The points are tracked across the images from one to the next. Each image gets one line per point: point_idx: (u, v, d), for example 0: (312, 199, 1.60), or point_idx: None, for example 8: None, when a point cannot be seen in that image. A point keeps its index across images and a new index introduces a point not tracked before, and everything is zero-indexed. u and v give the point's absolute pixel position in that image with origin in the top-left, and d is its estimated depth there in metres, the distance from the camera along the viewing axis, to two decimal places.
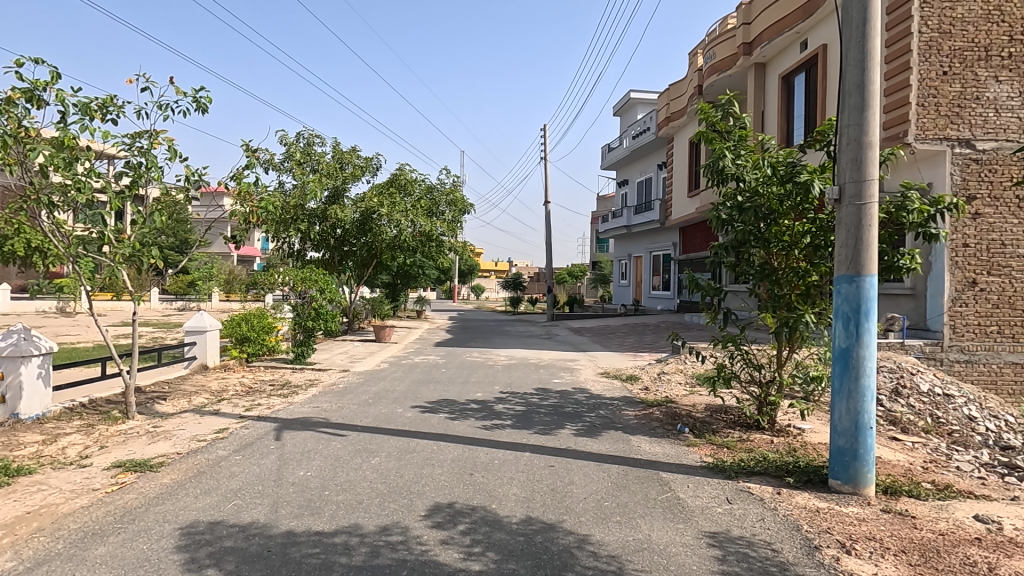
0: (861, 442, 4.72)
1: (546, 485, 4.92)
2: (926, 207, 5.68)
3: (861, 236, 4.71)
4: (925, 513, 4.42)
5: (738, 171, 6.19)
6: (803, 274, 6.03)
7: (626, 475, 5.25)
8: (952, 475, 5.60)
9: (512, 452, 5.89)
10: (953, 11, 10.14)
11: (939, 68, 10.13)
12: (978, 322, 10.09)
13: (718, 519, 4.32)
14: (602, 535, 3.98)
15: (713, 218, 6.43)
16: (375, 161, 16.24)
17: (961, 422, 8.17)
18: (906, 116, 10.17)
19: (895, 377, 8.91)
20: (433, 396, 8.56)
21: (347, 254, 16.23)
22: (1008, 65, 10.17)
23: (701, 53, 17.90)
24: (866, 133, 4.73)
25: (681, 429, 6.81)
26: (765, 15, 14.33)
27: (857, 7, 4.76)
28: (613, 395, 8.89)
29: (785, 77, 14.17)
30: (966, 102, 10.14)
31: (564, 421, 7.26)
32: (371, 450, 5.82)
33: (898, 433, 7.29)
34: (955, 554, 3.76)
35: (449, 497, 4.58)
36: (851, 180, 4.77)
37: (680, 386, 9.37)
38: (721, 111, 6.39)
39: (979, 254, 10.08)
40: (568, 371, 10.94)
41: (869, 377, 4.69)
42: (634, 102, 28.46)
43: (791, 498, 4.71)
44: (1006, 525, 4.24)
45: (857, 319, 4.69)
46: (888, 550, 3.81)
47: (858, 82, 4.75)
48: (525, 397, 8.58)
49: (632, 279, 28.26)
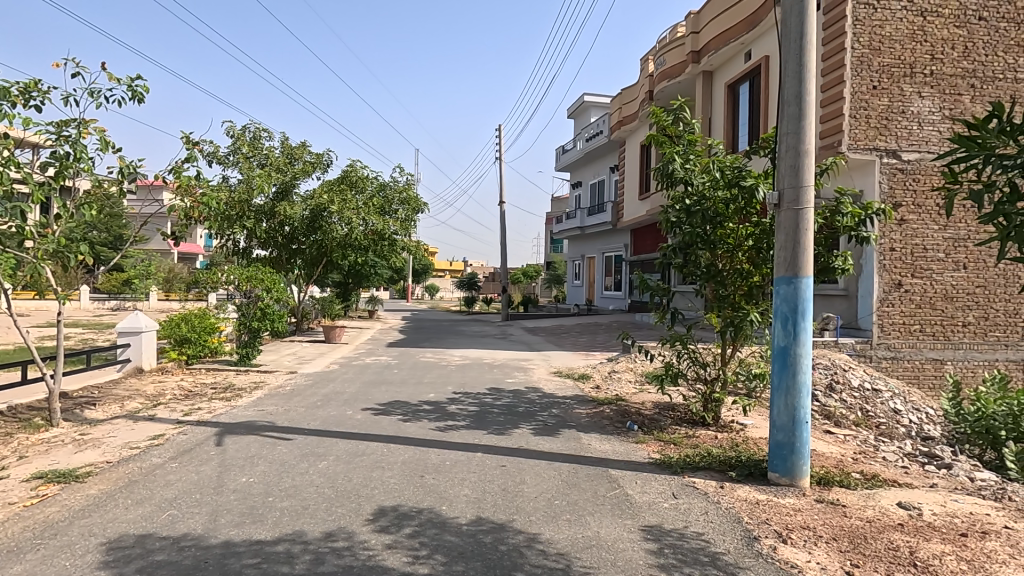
0: (798, 436, 4.94)
1: (497, 486, 4.92)
2: (858, 212, 6.02)
3: (799, 239, 4.94)
4: (854, 502, 4.69)
5: (686, 175, 6.40)
6: (746, 275, 6.31)
7: (577, 473, 5.32)
8: (879, 465, 5.97)
9: (463, 452, 5.86)
10: (882, 29, 10.78)
11: (869, 82, 10.77)
12: (903, 321, 10.77)
13: (665, 514, 4.44)
14: (552, 534, 4.02)
15: (662, 220, 6.60)
16: (327, 157, 15.86)
17: (887, 415, 8.71)
18: (840, 127, 10.74)
19: (830, 373, 9.40)
20: (385, 397, 8.41)
21: (296, 252, 15.58)
22: (930, 82, 10.87)
23: (652, 58, 18.34)
24: (803, 141, 4.96)
25: (631, 426, 6.98)
26: (712, 24, 14.78)
27: (795, 21, 4.99)
28: (565, 394, 8.97)
29: (731, 85, 14.70)
30: (892, 116, 10.82)
31: (518, 420, 7.27)
32: (319, 454, 5.67)
33: (831, 427, 7.70)
34: (880, 539, 4.01)
35: (398, 500, 4.51)
36: (790, 186, 5.00)
37: (630, 384, 9.57)
38: (672, 116, 6.56)
39: (904, 257, 10.76)
40: (522, 371, 10.97)
41: (805, 373, 4.93)
42: (587, 105, 28.97)
43: (733, 491, 4.90)
44: (925, 510, 4.55)
45: (795, 318, 4.91)
46: (821, 538, 4.03)
47: (796, 92, 4.98)
48: (479, 397, 8.55)
49: (585, 279, 28.68)
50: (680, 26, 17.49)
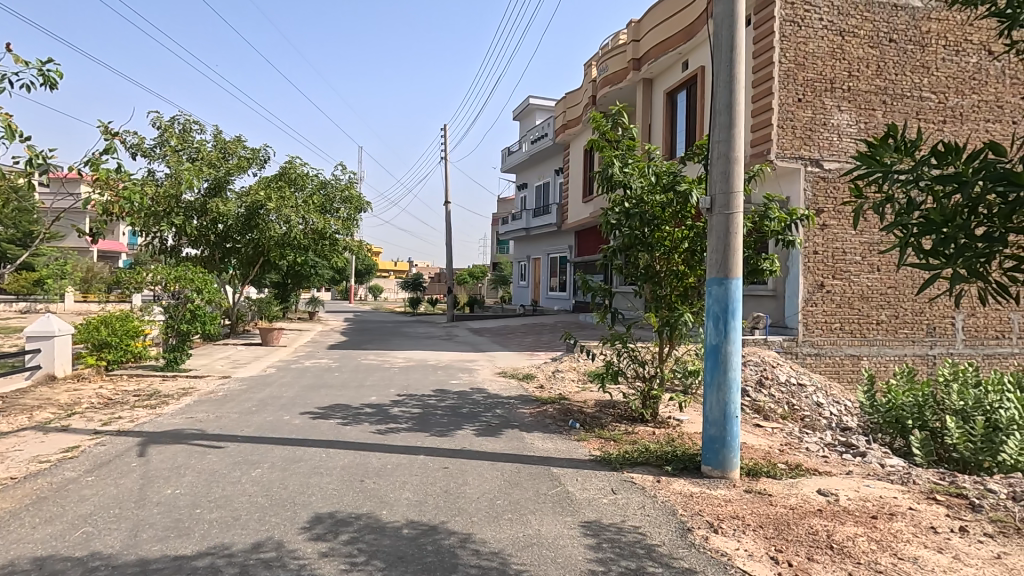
0: (728, 431, 5.17)
1: (439, 488, 4.89)
2: (784, 217, 6.38)
3: (728, 242, 5.18)
4: (779, 491, 4.96)
5: (625, 179, 6.54)
6: (681, 276, 6.57)
7: (519, 472, 5.36)
8: (802, 455, 6.35)
9: (405, 455, 5.78)
10: (805, 46, 11.48)
11: (794, 95, 11.45)
12: (825, 320, 11.50)
13: (603, 509, 4.54)
14: (491, 534, 4.03)
15: (603, 223, 6.76)
16: (264, 153, 15.24)
17: (810, 408, 9.28)
18: (769, 137, 11.36)
19: (760, 369, 9.92)
20: (325, 401, 8.17)
21: (230, 251, 14.92)
22: (848, 97, 11.66)
23: (595, 64, 18.73)
24: (733, 149, 5.21)
25: (573, 424, 7.10)
26: (652, 33, 15.25)
27: (726, 34, 5.24)
28: (510, 394, 9.01)
29: (670, 93, 15.24)
30: (815, 127, 11.53)
31: (461, 422, 7.24)
32: (253, 461, 5.44)
33: (761, 420, 8.12)
34: (802, 525, 4.27)
35: (336, 506, 4.39)
36: (721, 191, 5.24)
37: (574, 383, 9.74)
38: (611, 121, 6.72)
39: (826, 260, 11.51)
40: (466, 372, 10.94)
41: (735, 370, 5.18)
42: (533, 107, 29.28)
43: (668, 485, 5.08)
44: (841, 496, 4.87)
45: (725, 318, 5.15)
46: (749, 526, 4.24)
47: (727, 102, 5.22)
48: (422, 399, 8.45)
49: (531, 280, 28.94)
50: (622, 33, 17.96)
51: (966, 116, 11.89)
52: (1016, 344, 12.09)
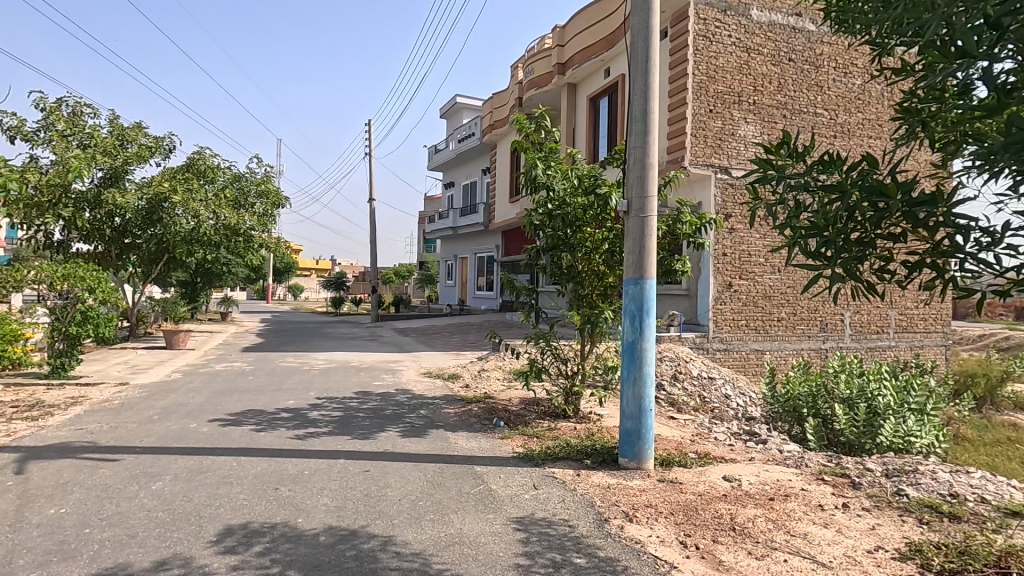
0: (643, 424, 5.42)
1: (359, 492, 4.77)
2: (695, 221, 6.76)
3: (644, 244, 5.43)
4: (689, 479, 5.26)
5: (548, 181, 6.68)
6: (601, 276, 6.80)
7: (442, 472, 5.33)
8: (711, 444, 6.77)
9: (324, 460, 5.58)
10: (716, 60, 12.24)
11: (706, 106, 12.16)
12: (733, 317, 12.31)
13: (525, 504, 4.62)
14: (413, 535, 3.99)
15: (527, 223, 6.87)
16: (168, 142, 14.16)
17: (720, 400, 9.90)
18: (683, 144, 12.01)
19: (674, 364, 10.48)
20: (236, 407, 7.73)
21: (129, 247, 13.73)
22: (754, 110, 12.54)
23: (521, 66, 18.97)
24: (648, 155, 5.46)
25: (497, 422, 7.16)
26: (576, 39, 15.66)
27: (642, 45, 5.48)
28: (434, 394, 8.95)
29: (592, 99, 15.72)
30: (725, 137, 12.32)
31: (384, 423, 7.10)
32: (153, 474, 5.05)
33: (674, 413, 8.58)
34: (708, 510, 4.56)
35: (247, 517, 4.17)
36: (637, 195, 5.48)
37: (499, 382, 9.82)
38: (534, 123, 6.85)
39: (733, 262, 12.33)
40: (391, 373, 10.73)
41: (649, 365, 5.43)
42: (460, 106, 29.19)
43: (587, 477, 5.25)
44: (744, 481, 5.24)
45: (641, 316, 5.39)
46: (661, 514, 4.46)
47: (642, 110, 5.47)
48: (343, 402, 8.20)
49: (458, 279, 28.84)
50: (547, 38, 18.29)
51: (852, 132, 13.15)
52: (892, 338, 13.55)
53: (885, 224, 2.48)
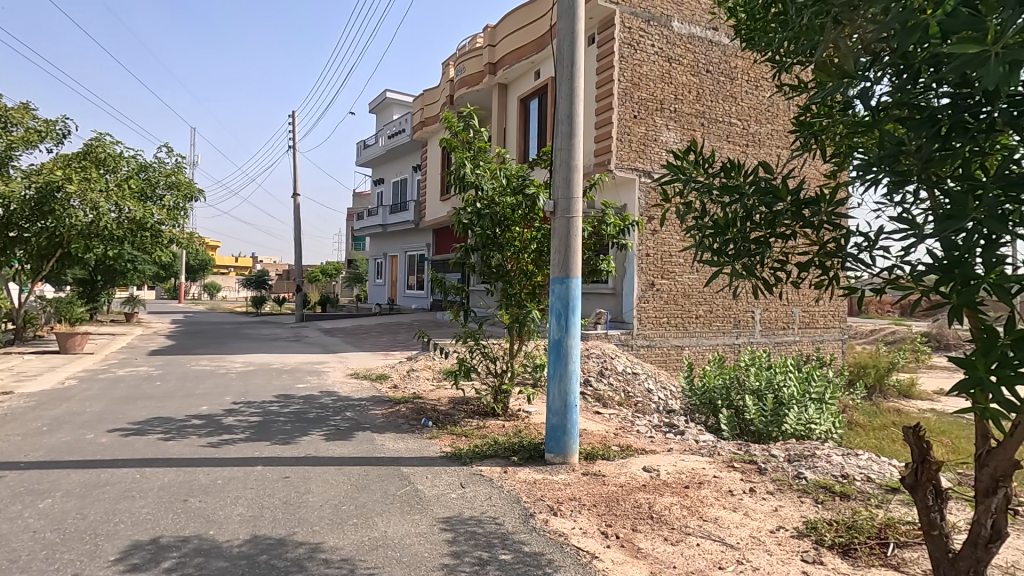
0: (568, 419, 5.55)
1: (278, 499, 4.57)
2: (618, 223, 6.98)
3: (569, 243, 5.56)
4: (612, 471, 5.46)
5: (476, 180, 6.68)
6: (530, 275, 6.89)
7: (367, 475, 5.21)
8: (633, 437, 7.05)
9: (240, 468, 5.30)
10: (640, 68, 12.74)
11: (631, 112, 12.62)
12: (655, 315, 12.87)
13: (452, 504, 4.61)
14: (337, 540, 3.88)
15: (456, 222, 6.86)
16: (61, 126, 12.92)
17: (643, 394, 10.33)
18: (610, 148, 12.40)
19: (601, 361, 10.82)
20: (142, 414, 7.17)
21: (14, 241, 12.39)
22: (675, 117, 13.14)
23: (452, 64, 18.85)
24: (573, 157, 5.60)
25: (426, 422, 7.10)
26: (506, 40, 15.76)
27: (567, 49, 5.61)
28: (361, 395, 8.73)
29: (523, 100, 15.89)
30: (648, 143, 12.83)
31: (307, 427, 6.84)
32: (41, 491, 4.59)
33: (600, 408, 8.86)
34: (628, 500, 4.75)
35: (153, 532, 3.89)
36: (562, 196, 5.61)
37: (428, 382, 9.73)
38: (463, 122, 6.85)
39: (656, 262, 12.89)
40: (315, 375, 10.35)
41: (574, 362, 5.57)
42: (389, 101, 28.61)
43: (514, 474, 5.32)
44: (662, 471, 5.51)
45: (566, 314, 5.53)
46: (584, 506, 4.60)
47: (567, 113, 5.61)
48: (262, 406, 7.83)
49: (387, 278, 28.25)
50: (478, 37, 18.28)
51: (762, 142, 14.10)
52: (797, 334, 14.68)
53: (779, 227, 2.68)
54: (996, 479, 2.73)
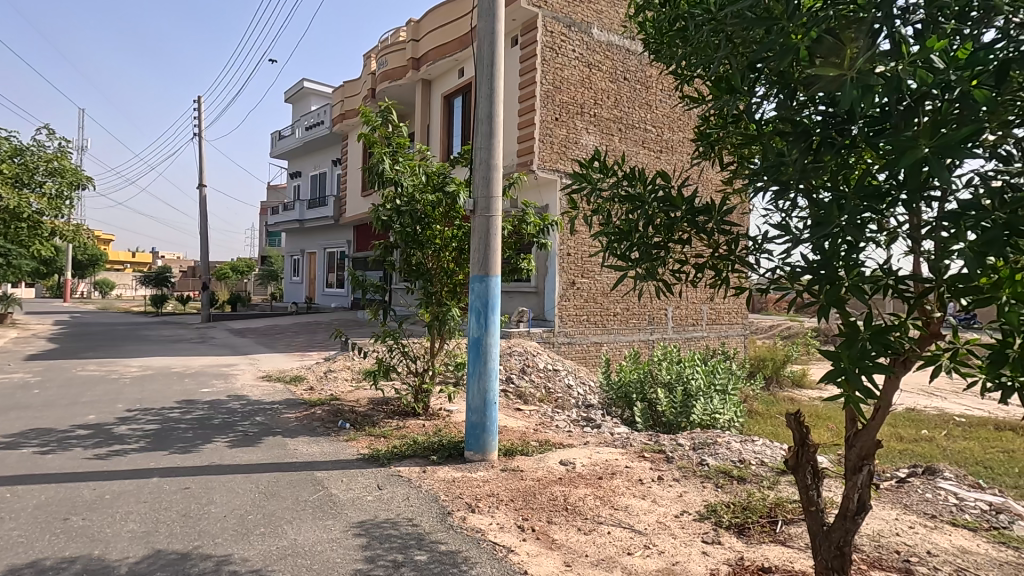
0: (487, 416, 5.59)
1: (176, 512, 4.27)
2: (538, 222, 7.11)
3: (488, 243, 5.60)
4: (529, 466, 5.56)
5: (396, 176, 6.56)
6: (450, 274, 6.87)
7: (277, 482, 4.98)
8: (552, 432, 7.23)
9: (132, 480, 4.89)
10: (561, 72, 13.04)
11: (552, 114, 12.89)
12: (575, 313, 13.24)
13: (368, 506, 4.51)
14: (242, 552, 3.69)
15: (374, 219, 6.71)
16: None
17: (563, 390, 10.60)
18: (532, 149, 12.61)
19: (523, 358, 10.99)
20: (15, 426, 6.43)
21: None
22: (594, 121, 13.56)
23: (374, 56, 18.38)
24: (492, 156, 5.64)
25: (343, 424, 6.89)
26: (430, 36, 15.58)
27: (487, 49, 5.64)
28: (273, 398, 8.32)
29: (447, 97, 15.78)
30: (568, 145, 13.16)
31: (211, 434, 6.43)
32: None
33: (521, 404, 9.00)
34: (545, 494, 4.86)
35: (26, 556, 3.51)
36: (482, 195, 5.64)
37: (346, 382, 9.44)
38: (381, 117, 6.71)
39: (576, 262, 13.26)
40: (222, 378, 9.73)
41: (493, 360, 5.62)
42: (307, 91, 27.40)
43: (433, 473, 5.28)
44: (577, 464, 5.69)
45: (486, 312, 5.56)
46: (501, 502, 4.66)
47: (487, 113, 5.64)
48: (161, 413, 7.26)
49: (305, 275, 27.06)
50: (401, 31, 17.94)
51: (674, 149, 14.88)
52: (705, 330, 15.66)
53: (677, 231, 2.85)
54: (861, 457, 3.06)
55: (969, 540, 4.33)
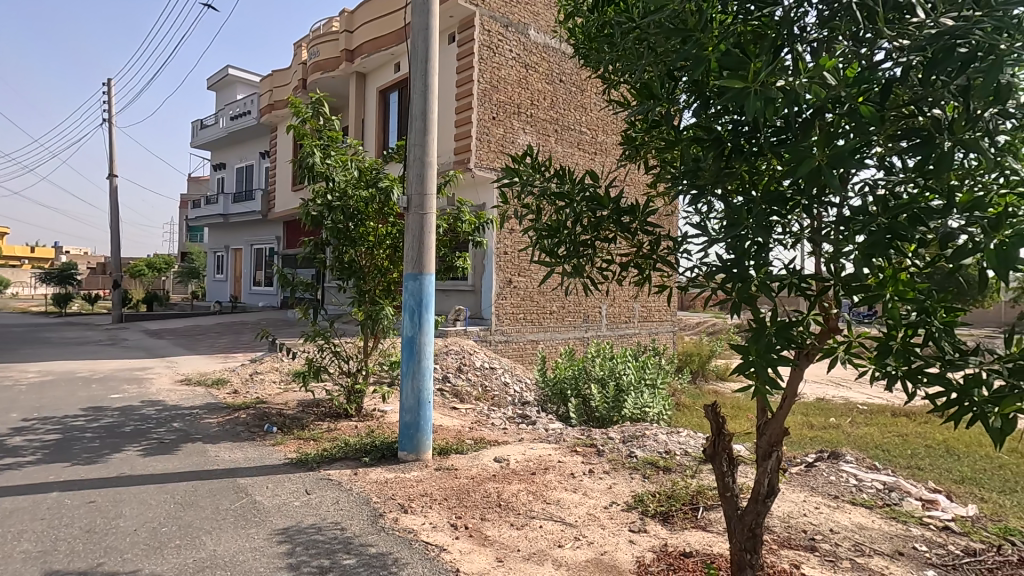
0: (421, 415, 5.54)
1: (79, 528, 3.95)
2: (474, 220, 7.09)
3: (422, 241, 5.54)
4: (463, 464, 5.56)
5: (326, 171, 6.37)
6: (384, 271, 6.75)
7: (196, 491, 4.71)
8: (487, 430, 7.26)
9: (27, 496, 4.47)
10: (498, 72, 13.09)
11: (489, 113, 12.91)
12: (512, 311, 13.35)
13: (294, 512, 4.36)
14: (154, 567, 3.47)
15: (304, 214, 6.48)
16: None
17: (499, 388, 10.66)
18: (469, 147, 12.59)
19: (459, 357, 10.96)
20: None
21: None
22: (531, 122, 13.70)
23: (305, 46, 17.71)
24: (427, 153, 5.58)
25: (269, 428, 6.61)
26: (365, 28, 15.20)
27: (422, 45, 5.58)
28: (193, 403, 7.85)
29: (382, 91, 15.45)
30: (505, 145, 13.24)
31: (122, 442, 5.98)
32: None
33: (457, 403, 8.98)
34: (478, 491, 4.88)
35: None
36: (416, 193, 5.57)
37: (274, 384, 9.06)
38: (312, 109, 6.51)
39: (512, 260, 13.37)
40: (135, 382, 9.07)
41: (427, 359, 5.57)
42: (232, 79, 25.99)
43: (365, 475, 5.18)
44: (511, 460, 5.74)
45: (419, 311, 5.51)
46: (434, 501, 4.64)
47: (422, 109, 5.58)
48: (63, 422, 6.67)
49: (230, 272, 25.68)
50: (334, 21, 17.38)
51: (607, 151, 15.30)
52: (637, 327, 16.23)
53: (603, 231, 2.95)
54: (771, 444, 3.28)
55: (866, 517, 4.76)
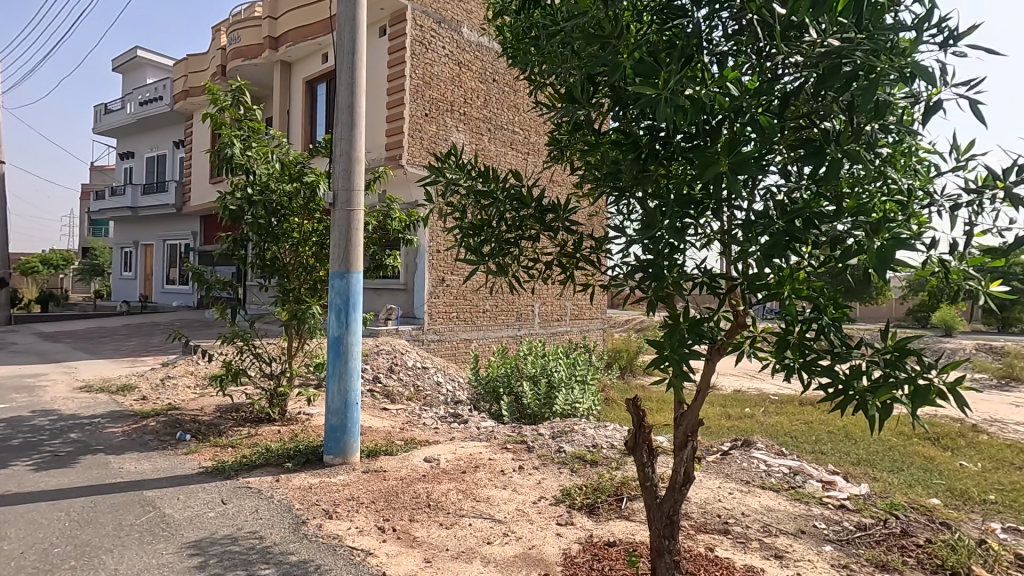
0: (348, 417, 5.39)
1: None
2: (404, 218, 6.96)
3: (349, 238, 5.39)
4: (392, 466, 5.46)
5: (246, 163, 6.06)
6: (310, 269, 6.50)
7: (95, 507, 4.34)
8: (418, 430, 7.17)
9: None
10: (430, 68, 12.94)
11: (421, 110, 12.74)
12: (445, 310, 13.25)
13: (208, 523, 4.12)
14: None
15: (221, 209, 6.13)
16: None
17: (431, 387, 10.56)
18: (401, 143, 12.37)
19: (390, 357, 10.75)
20: None
21: None
22: (464, 120, 13.63)
23: (224, 30, 16.73)
24: (354, 148, 5.43)
25: (182, 436, 6.20)
26: (290, 15, 14.55)
27: (348, 36, 5.42)
28: (94, 412, 7.22)
29: (309, 82, 14.87)
30: (437, 142, 13.10)
31: (7, 458, 5.41)
32: None
33: (387, 404, 8.81)
34: (407, 492, 4.82)
35: None
36: (343, 188, 5.41)
37: (189, 389, 8.50)
38: (231, 97, 6.17)
39: (445, 258, 13.27)
40: (25, 391, 8.22)
41: (354, 359, 5.43)
42: (141, 61, 24.10)
43: (288, 481, 4.97)
44: (442, 460, 5.70)
45: (346, 310, 5.35)
46: (361, 504, 4.53)
47: (348, 102, 5.42)
48: None
49: (139, 270, 23.82)
50: (257, 6, 16.52)
51: (540, 152, 15.49)
52: (568, 324, 16.58)
53: (529, 229, 3.00)
54: (686, 434, 3.45)
55: (773, 499, 5.12)
